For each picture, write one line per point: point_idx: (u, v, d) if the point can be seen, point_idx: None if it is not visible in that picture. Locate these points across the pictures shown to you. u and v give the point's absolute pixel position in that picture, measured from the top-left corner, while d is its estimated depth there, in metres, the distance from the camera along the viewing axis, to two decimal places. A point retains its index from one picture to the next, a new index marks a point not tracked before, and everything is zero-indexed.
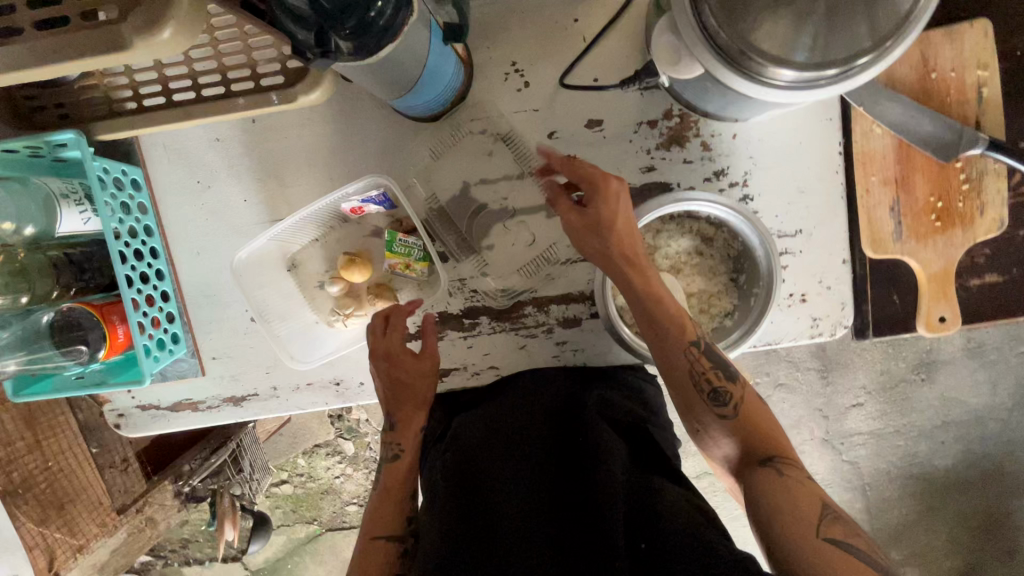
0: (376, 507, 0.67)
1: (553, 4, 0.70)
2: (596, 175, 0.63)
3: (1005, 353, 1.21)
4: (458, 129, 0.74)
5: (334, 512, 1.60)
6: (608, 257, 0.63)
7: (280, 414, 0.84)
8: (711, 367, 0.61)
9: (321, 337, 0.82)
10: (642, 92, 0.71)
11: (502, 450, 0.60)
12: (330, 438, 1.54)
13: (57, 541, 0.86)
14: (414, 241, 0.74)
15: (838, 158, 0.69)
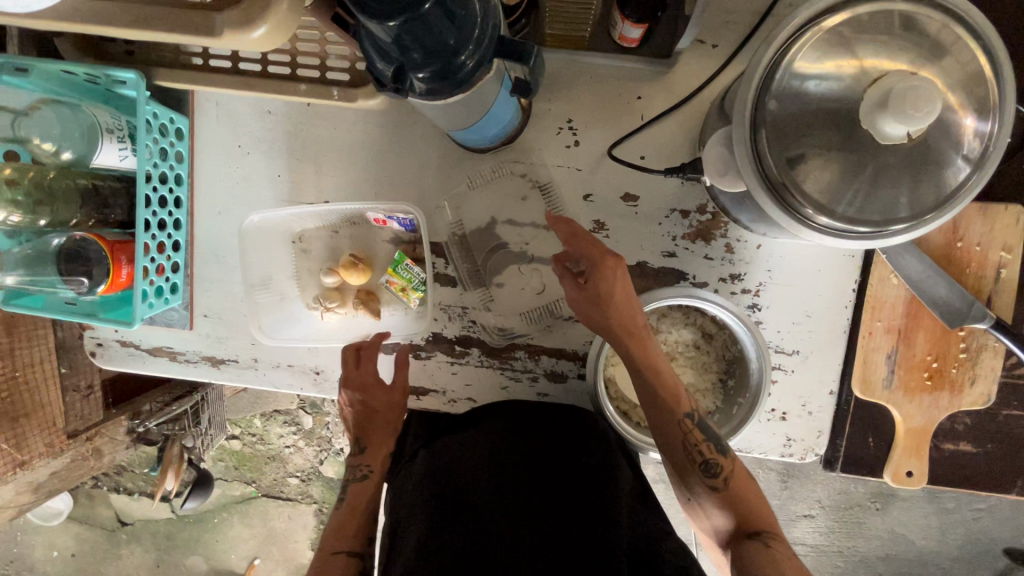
0: (338, 524, 0.70)
1: (621, 77, 0.72)
2: (602, 256, 0.65)
3: (962, 505, 1.21)
4: (500, 167, 0.76)
5: (275, 480, 1.60)
6: (613, 329, 0.64)
7: (255, 386, 0.85)
8: (704, 440, 0.63)
9: (296, 317, 0.84)
10: (683, 182, 0.73)
11: (499, 492, 0.62)
12: (291, 408, 1.53)
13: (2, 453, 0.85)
14: (418, 271, 0.76)
15: (850, 295, 0.71)
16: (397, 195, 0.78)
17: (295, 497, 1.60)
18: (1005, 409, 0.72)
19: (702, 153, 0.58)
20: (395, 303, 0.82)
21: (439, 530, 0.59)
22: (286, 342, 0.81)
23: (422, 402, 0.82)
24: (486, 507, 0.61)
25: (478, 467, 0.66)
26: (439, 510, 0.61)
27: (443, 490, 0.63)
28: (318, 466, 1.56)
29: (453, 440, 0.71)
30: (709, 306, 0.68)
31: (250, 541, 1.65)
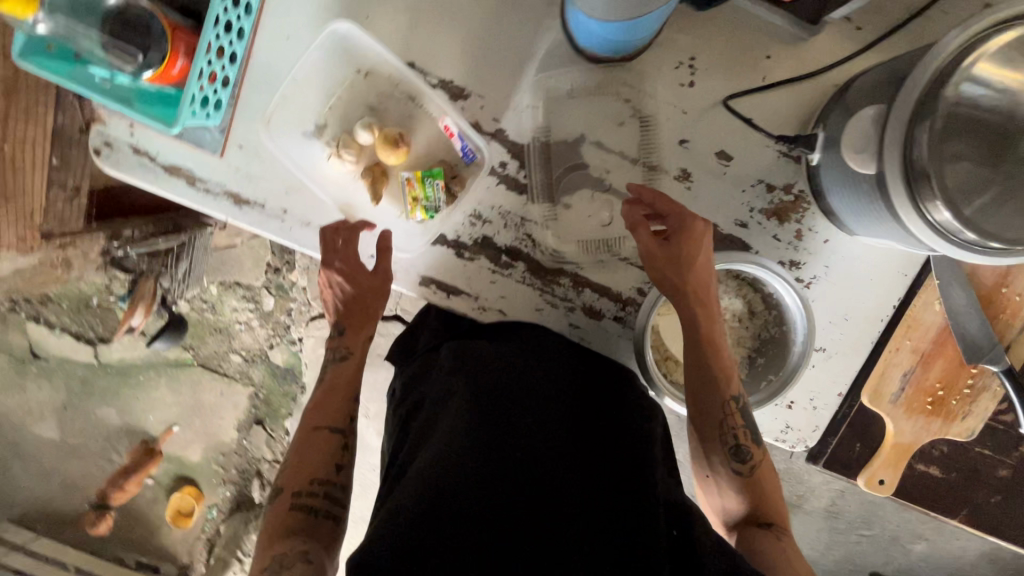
0: (321, 403, 0.77)
1: (758, 29, 0.69)
2: (692, 220, 0.67)
3: (851, 529, 1.35)
4: (606, 83, 0.72)
5: (216, 353, 1.55)
6: (682, 293, 0.67)
7: (275, 239, 0.78)
8: (742, 426, 0.67)
9: (307, 147, 0.77)
10: (779, 156, 0.72)
11: (535, 412, 0.64)
12: (254, 284, 1.46)
13: None
14: (441, 196, 0.74)
15: (888, 310, 0.74)
16: (487, 79, 0.72)
17: (232, 374, 1.56)
18: (978, 446, 0.79)
19: (843, 127, 0.56)
20: (395, 199, 0.79)
21: (476, 434, 0.60)
22: (279, 159, 0.76)
23: (448, 303, 0.79)
24: (522, 422, 0.62)
25: (515, 386, 0.67)
26: (476, 414, 0.62)
27: (480, 398, 0.64)
28: (267, 350, 1.52)
29: (488, 349, 0.72)
30: (778, 284, 0.68)
31: (170, 407, 1.59)
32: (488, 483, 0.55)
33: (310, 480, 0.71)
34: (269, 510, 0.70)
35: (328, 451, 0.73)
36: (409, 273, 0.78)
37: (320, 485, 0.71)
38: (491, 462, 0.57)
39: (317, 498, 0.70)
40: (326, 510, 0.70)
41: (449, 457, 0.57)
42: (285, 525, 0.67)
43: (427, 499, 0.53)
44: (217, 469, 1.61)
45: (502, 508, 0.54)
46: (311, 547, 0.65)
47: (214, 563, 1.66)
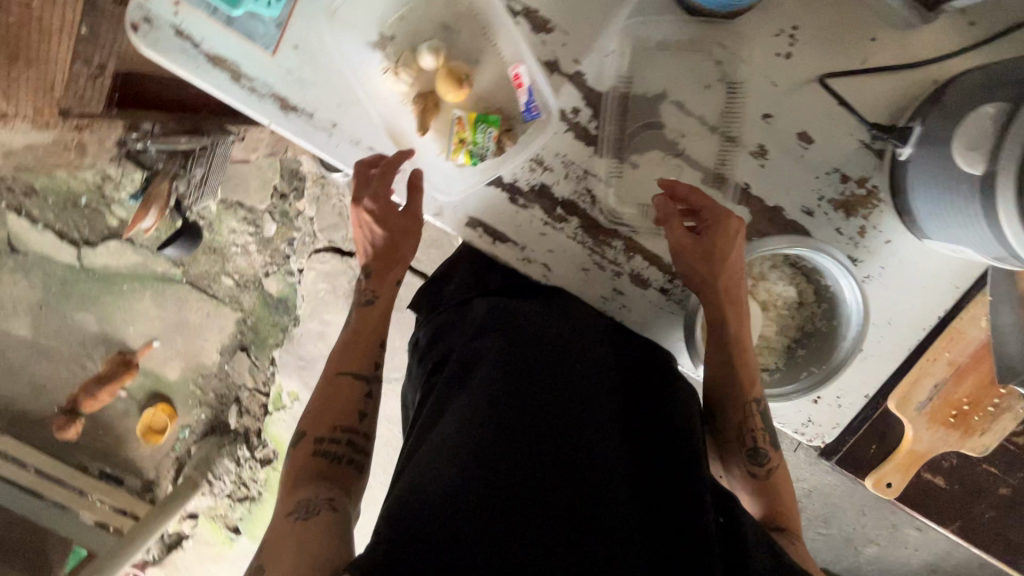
0: (346, 350, 0.76)
1: (868, 6, 0.65)
2: (725, 215, 0.66)
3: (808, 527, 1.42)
4: (699, 41, 0.68)
5: (206, 273, 1.67)
6: (714, 292, 0.67)
7: (319, 153, 0.72)
8: (761, 428, 0.70)
9: (364, 60, 0.71)
10: (861, 146, 0.69)
11: (569, 385, 0.65)
12: (257, 209, 1.59)
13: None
14: (491, 144, 0.70)
15: (932, 319, 0.74)
16: (575, 14, 0.67)
17: (221, 297, 1.68)
18: (986, 463, 0.81)
19: (959, 122, 0.55)
20: (440, 136, 0.72)
21: (509, 408, 0.62)
22: (331, 64, 0.69)
23: (493, 249, 0.75)
24: (555, 396, 0.64)
25: (549, 359, 0.68)
26: (508, 387, 0.64)
27: (513, 370, 0.66)
28: (262, 278, 1.64)
29: (524, 317, 0.72)
30: (842, 278, 0.66)
31: (156, 322, 1.71)
32: (523, 457, 0.57)
33: (332, 426, 0.71)
34: (290, 451, 0.70)
35: (353, 398, 0.73)
36: (456, 212, 0.73)
37: (343, 432, 0.71)
38: (524, 437, 0.59)
39: (340, 444, 0.70)
40: (348, 456, 0.70)
41: (483, 431, 0.59)
42: (307, 468, 0.68)
43: (461, 472, 0.55)
44: (194, 390, 1.75)
45: (539, 481, 0.56)
46: (335, 492, 0.66)
47: (184, 481, 1.65)
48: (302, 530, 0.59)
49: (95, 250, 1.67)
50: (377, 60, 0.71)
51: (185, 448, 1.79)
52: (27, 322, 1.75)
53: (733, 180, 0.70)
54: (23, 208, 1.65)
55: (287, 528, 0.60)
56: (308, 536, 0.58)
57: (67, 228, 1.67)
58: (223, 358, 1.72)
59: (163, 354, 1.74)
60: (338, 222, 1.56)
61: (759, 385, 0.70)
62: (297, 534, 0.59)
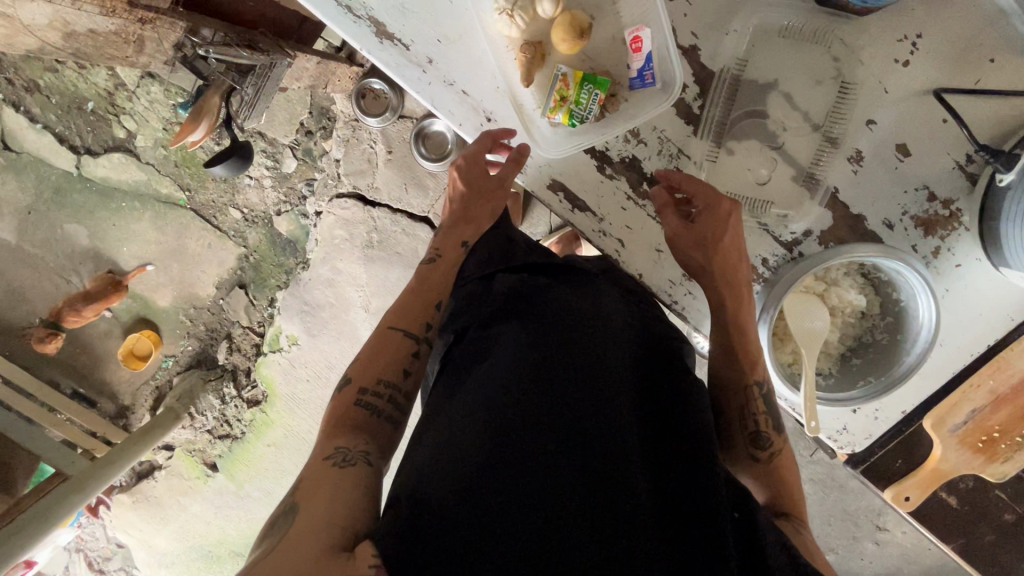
0: (403, 307, 0.71)
1: (998, 26, 0.64)
2: (719, 199, 0.67)
3: None
4: (822, 33, 0.66)
5: (214, 201, 1.59)
6: (710, 275, 0.68)
7: (407, 88, 0.68)
8: (764, 412, 0.69)
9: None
10: (956, 167, 0.68)
11: (589, 369, 0.58)
12: (278, 142, 1.51)
13: None
14: (594, 107, 0.67)
15: (981, 346, 0.75)
16: None
17: (225, 230, 1.60)
18: (996, 489, 0.85)
19: None
20: (540, 91, 0.70)
21: (520, 400, 0.55)
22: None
23: (569, 218, 0.73)
24: (573, 384, 0.57)
25: (566, 337, 0.61)
26: (521, 375, 0.58)
27: (528, 356, 0.60)
28: (273, 215, 1.57)
29: (544, 299, 0.66)
30: (920, 292, 0.67)
31: (155, 246, 1.63)
32: (534, 448, 0.52)
33: (376, 379, 0.65)
34: (334, 395, 0.66)
35: (399, 352, 0.67)
36: (541, 172, 0.71)
37: (385, 387, 0.65)
38: (535, 432, 0.53)
39: (381, 398, 0.64)
40: (389, 413, 0.64)
41: (482, 427, 0.54)
42: (348, 416, 0.62)
43: (464, 471, 0.50)
44: (185, 320, 1.68)
45: (549, 482, 0.50)
46: (371, 447, 0.60)
47: (165, 411, 1.60)
48: (337, 480, 0.54)
49: (96, 160, 1.57)
50: (490, 4, 0.67)
51: (167, 378, 1.73)
52: (12, 225, 1.65)
53: (825, 181, 0.69)
54: (23, 103, 1.54)
55: (320, 475, 0.54)
56: (345, 488, 0.53)
57: (69, 132, 1.56)
58: (219, 292, 1.65)
59: (155, 279, 1.66)
60: (364, 168, 1.49)
61: (761, 366, 0.70)
62: (330, 483, 0.53)
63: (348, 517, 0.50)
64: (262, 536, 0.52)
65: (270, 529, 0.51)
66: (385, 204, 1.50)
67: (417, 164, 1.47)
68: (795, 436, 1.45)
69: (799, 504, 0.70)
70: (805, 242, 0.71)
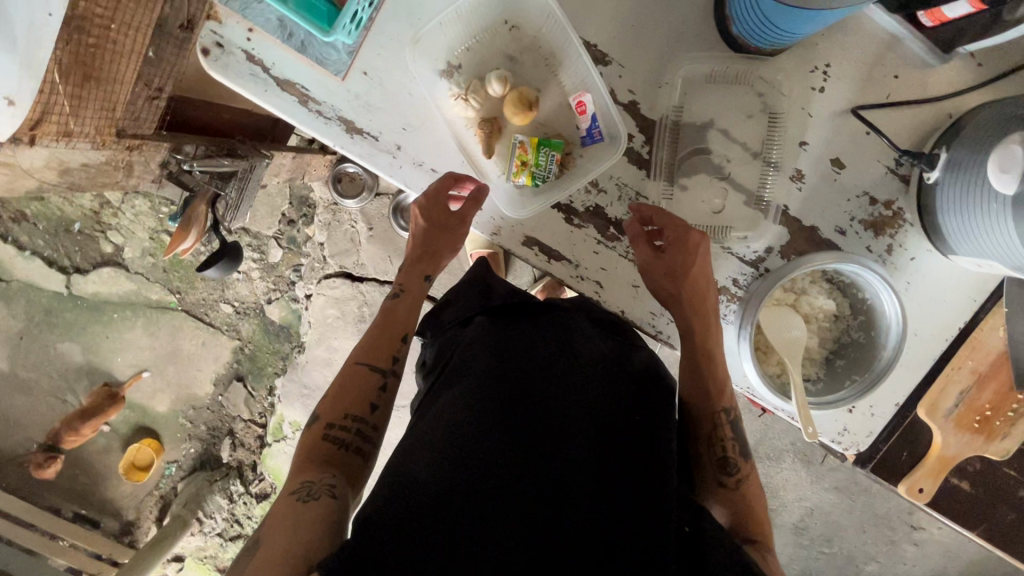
0: (369, 339, 0.74)
1: (897, 48, 0.72)
2: (686, 232, 0.72)
3: (816, 538, 1.48)
4: (744, 74, 0.73)
5: (204, 300, 1.61)
6: (681, 300, 0.72)
7: (380, 174, 0.75)
8: (729, 438, 0.72)
9: (431, 87, 0.73)
10: (887, 172, 0.75)
11: (549, 391, 0.59)
12: (263, 235, 1.55)
13: (54, 105, 0.68)
14: (553, 167, 0.74)
15: (954, 330, 0.79)
16: (631, 51, 0.72)
17: (219, 326, 1.62)
18: (1005, 467, 0.87)
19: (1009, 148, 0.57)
20: (502, 159, 0.76)
21: (479, 421, 0.56)
22: (402, 90, 0.73)
23: (546, 268, 0.77)
24: (532, 405, 0.58)
25: (526, 359, 0.63)
26: (483, 398, 0.59)
27: (490, 379, 0.61)
28: (264, 305, 1.60)
29: (503, 328, 0.69)
30: (882, 289, 0.71)
31: (149, 352, 1.64)
32: (484, 465, 0.53)
33: (344, 413, 0.68)
34: (304, 432, 0.68)
35: (365, 388, 0.70)
36: (515, 231, 0.76)
37: (353, 421, 0.68)
38: (490, 452, 0.53)
39: (348, 432, 0.67)
40: (358, 445, 0.67)
41: (437, 448, 0.55)
42: (318, 451, 0.65)
43: (419, 494, 0.51)
44: (185, 423, 1.68)
45: (498, 501, 0.50)
46: (338, 478, 0.63)
47: (174, 519, 1.57)
48: (303, 512, 0.56)
49: (86, 277, 1.59)
50: (445, 88, 0.74)
51: (172, 484, 1.71)
52: (4, 353, 1.65)
53: (774, 202, 0.75)
54: (11, 234, 1.57)
55: (286, 509, 0.57)
56: (311, 517, 0.56)
57: (57, 255, 1.58)
58: (216, 388, 1.66)
59: (153, 385, 1.66)
60: (349, 247, 1.54)
61: (727, 392, 0.73)
62: (297, 516, 0.56)
63: (306, 545, 0.52)
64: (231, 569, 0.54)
65: (236, 562, 0.54)
66: (373, 278, 1.55)
67: (399, 236, 1.53)
68: (810, 444, 1.45)
69: (766, 533, 0.70)
70: (769, 258, 0.77)
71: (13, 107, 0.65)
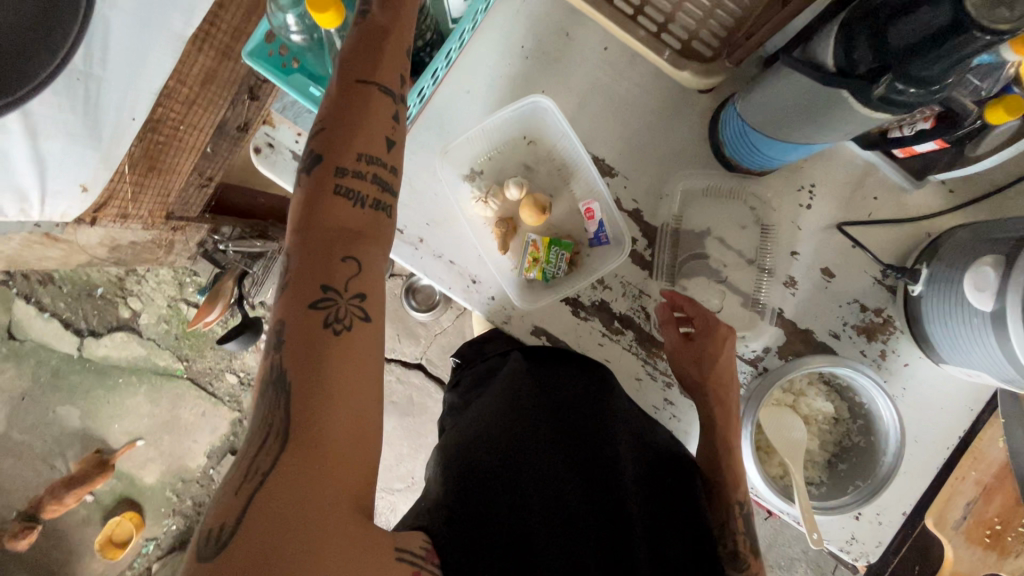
0: (360, 52, 0.55)
1: (874, 173, 0.80)
2: (715, 322, 0.74)
3: None
4: (737, 190, 0.81)
5: (210, 369, 1.62)
6: (704, 389, 0.73)
7: (402, 263, 0.81)
8: (742, 533, 0.66)
9: (455, 190, 0.81)
10: (874, 282, 0.80)
11: (597, 440, 0.64)
12: None
13: (120, 191, 0.83)
14: (562, 265, 0.81)
15: (954, 439, 0.79)
16: (634, 165, 0.81)
17: (220, 396, 1.62)
18: None
19: (989, 271, 0.62)
20: (516, 254, 0.83)
21: (533, 454, 0.61)
22: (431, 191, 0.80)
23: None
24: (580, 444, 0.64)
25: (576, 409, 0.68)
26: (534, 419, 0.65)
27: (539, 405, 0.68)
28: None
29: (551, 371, 0.73)
30: (877, 395, 0.73)
31: (147, 420, 1.63)
32: (553, 504, 0.57)
33: (356, 154, 0.52)
34: (305, 179, 0.53)
35: (378, 115, 0.54)
36: (524, 320, 0.81)
37: (367, 162, 0.53)
38: (549, 466, 0.60)
39: (363, 180, 0.53)
40: (376, 198, 0.53)
41: (503, 474, 0.58)
42: (330, 223, 0.51)
43: (492, 493, 0.56)
44: (171, 496, 1.63)
45: (563, 507, 0.57)
46: (365, 245, 0.52)
47: None
48: (345, 349, 0.47)
49: (98, 341, 1.62)
50: (467, 191, 0.82)
51: (147, 564, 1.64)
52: (3, 413, 1.64)
53: (769, 305, 0.80)
54: (34, 295, 1.60)
55: (306, 328, 0.47)
56: (360, 365, 0.48)
57: (74, 317, 1.61)
58: (209, 461, 1.63)
59: (144, 455, 1.63)
60: None
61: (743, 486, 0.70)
62: (336, 367, 0.46)
63: (360, 429, 0.46)
64: (240, 462, 0.45)
65: (252, 455, 0.44)
66: None
67: (408, 316, 1.54)
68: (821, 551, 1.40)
69: None
70: (767, 357, 0.80)
71: (87, 192, 0.79)
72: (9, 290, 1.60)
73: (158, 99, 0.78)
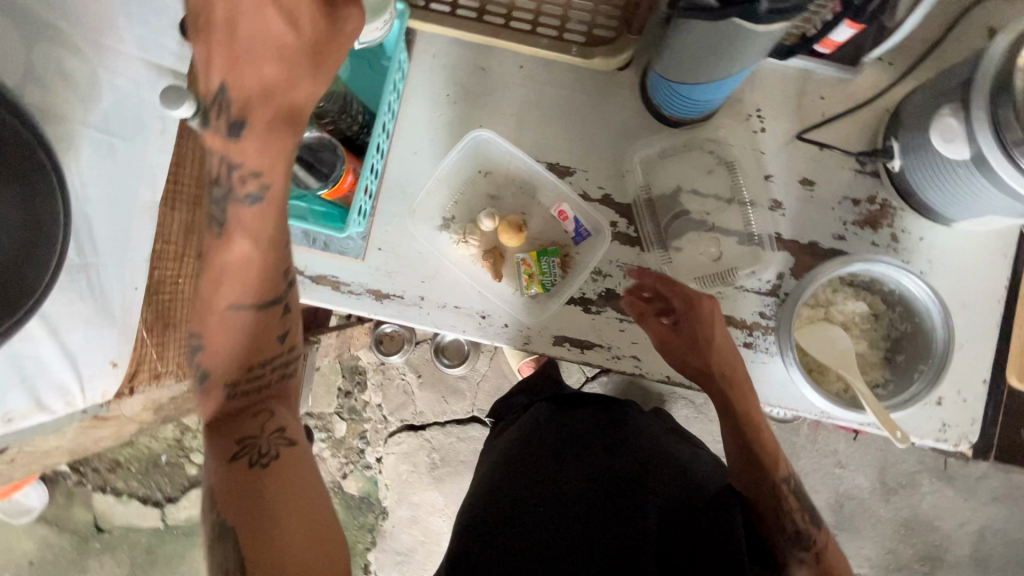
0: (221, 282, 0.61)
1: (811, 76, 0.82)
2: (696, 301, 0.76)
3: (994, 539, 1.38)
4: (691, 142, 0.83)
5: None
6: (708, 372, 0.76)
7: (412, 325, 0.84)
8: (797, 507, 0.72)
9: (436, 240, 0.85)
10: (856, 173, 0.80)
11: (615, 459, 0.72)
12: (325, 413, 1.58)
13: (146, 354, 0.88)
14: (556, 270, 0.83)
15: (1001, 291, 0.78)
16: (587, 157, 0.84)
17: None
18: None
19: (947, 118, 0.62)
20: (512, 278, 0.85)
21: (551, 478, 0.71)
22: (411, 253, 0.84)
23: (582, 357, 0.82)
24: (598, 466, 0.72)
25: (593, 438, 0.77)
26: (550, 458, 0.75)
27: (556, 443, 0.77)
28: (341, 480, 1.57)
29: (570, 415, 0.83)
30: (902, 276, 0.72)
31: None
32: (569, 514, 0.66)
33: (248, 366, 0.63)
34: (200, 394, 0.63)
35: (251, 327, 0.62)
36: (543, 333, 0.82)
37: (262, 367, 0.63)
38: (565, 488, 0.69)
39: (261, 377, 0.63)
40: (279, 379, 0.65)
41: (519, 502, 0.69)
42: (235, 417, 0.62)
43: (506, 536, 0.66)
44: None
45: (575, 524, 0.65)
46: (276, 416, 0.63)
47: None
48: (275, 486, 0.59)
49: (177, 505, 1.67)
50: (446, 238, 0.85)
51: None
52: None
53: (765, 233, 0.81)
54: (106, 485, 1.67)
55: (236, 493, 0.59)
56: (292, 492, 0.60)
57: (148, 491, 1.67)
58: None
59: None
60: (405, 400, 1.57)
61: (782, 464, 0.76)
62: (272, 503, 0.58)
63: (311, 535, 0.58)
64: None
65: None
66: (434, 422, 1.56)
67: (445, 375, 1.57)
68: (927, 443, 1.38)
69: None
70: (784, 282, 0.80)
71: (118, 366, 0.85)
72: (83, 488, 1.67)
73: (151, 264, 0.87)
